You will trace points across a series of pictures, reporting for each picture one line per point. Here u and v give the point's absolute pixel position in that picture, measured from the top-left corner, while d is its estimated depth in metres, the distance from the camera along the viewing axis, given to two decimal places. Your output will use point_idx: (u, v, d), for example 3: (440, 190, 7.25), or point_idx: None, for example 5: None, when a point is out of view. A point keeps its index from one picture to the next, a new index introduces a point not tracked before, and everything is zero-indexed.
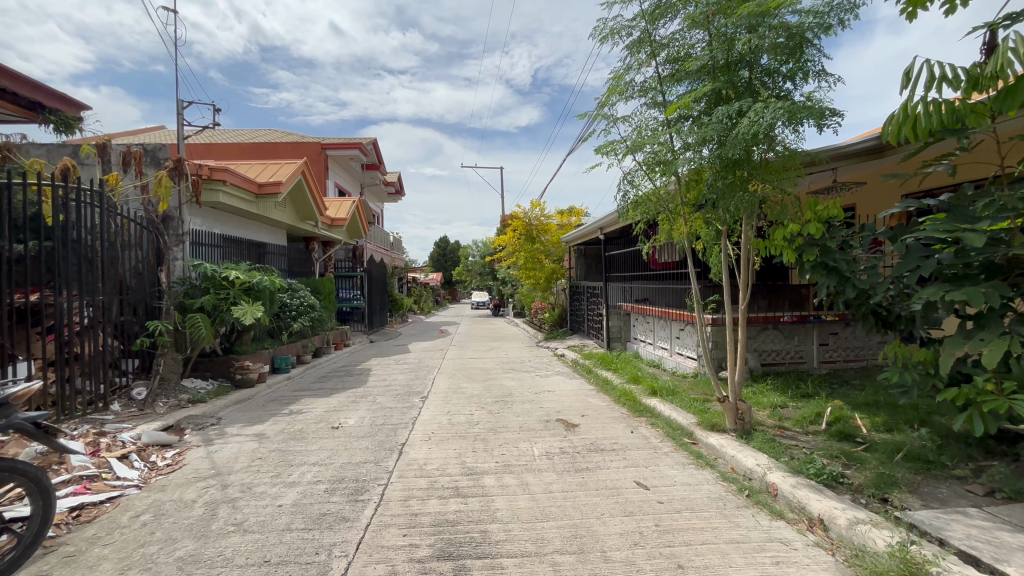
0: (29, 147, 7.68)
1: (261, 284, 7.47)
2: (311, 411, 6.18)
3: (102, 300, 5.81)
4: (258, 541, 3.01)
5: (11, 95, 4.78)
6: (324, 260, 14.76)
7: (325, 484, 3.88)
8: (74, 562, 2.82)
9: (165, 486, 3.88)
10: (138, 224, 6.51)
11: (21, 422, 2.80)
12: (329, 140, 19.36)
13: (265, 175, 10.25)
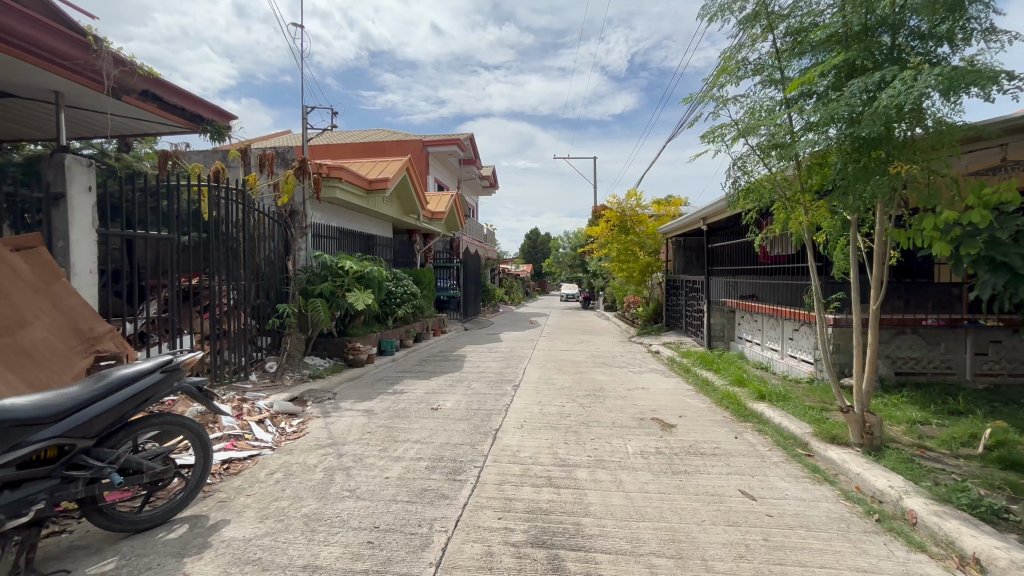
0: (192, 154, 9.08)
1: (371, 273, 8.13)
2: (413, 392, 6.62)
3: (244, 285, 6.71)
4: (369, 508, 3.30)
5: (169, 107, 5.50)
6: (424, 252, 15.63)
7: (425, 461, 4.13)
8: (225, 507, 3.32)
9: (293, 449, 4.40)
10: (272, 218, 7.40)
11: (188, 386, 3.32)
12: (430, 137, 20.39)
13: (374, 172, 11.09)
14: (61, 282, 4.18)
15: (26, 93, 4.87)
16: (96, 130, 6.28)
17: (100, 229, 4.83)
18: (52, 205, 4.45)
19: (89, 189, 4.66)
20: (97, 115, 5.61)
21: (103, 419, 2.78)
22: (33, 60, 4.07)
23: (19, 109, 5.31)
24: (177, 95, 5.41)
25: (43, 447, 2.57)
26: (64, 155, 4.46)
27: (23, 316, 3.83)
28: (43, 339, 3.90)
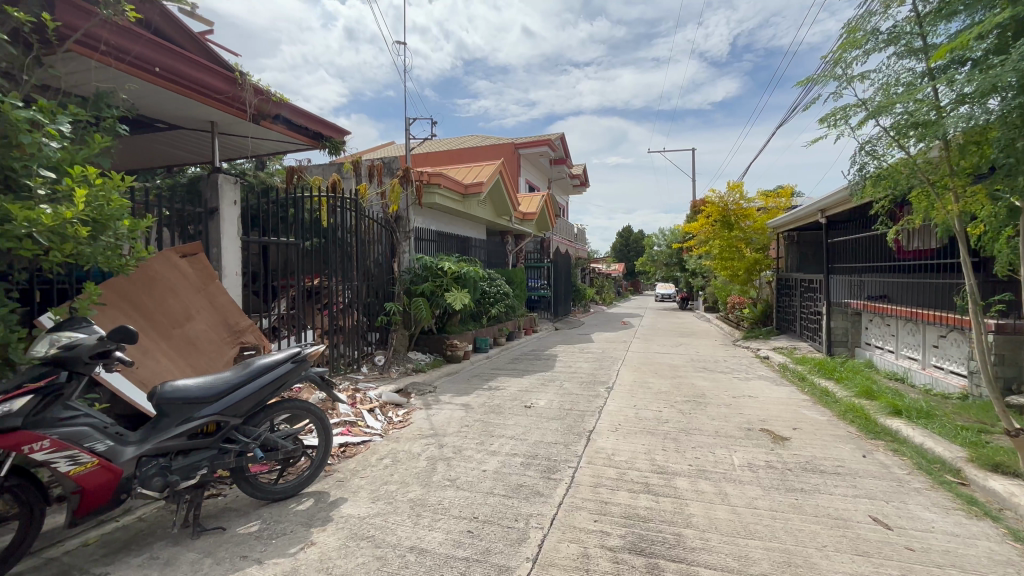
0: (313, 168, 10.16)
1: (467, 273, 8.50)
2: (507, 389, 6.79)
3: (356, 285, 7.37)
4: (468, 498, 3.45)
5: (297, 127, 6.21)
6: (516, 252, 15.92)
7: (521, 458, 4.22)
8: (343, 486, 3.67)
9: (399, 438, 4.74)
10: (380, 224, 8.03)
11: (313, 375, 3.72)
12: (521, 139, 20.73)
13: (469, 177, 11.56)
14: (215, 282, 4.92)
15: (189, 124, 5.80)
16: (239, 153, 7.28)
17: (243, 237, 5.60)
18: (209, 218, 5.25)
19: (235, 205, 5.44)
20: (241, 139, 6.52)
21: (249, 401, 3.23)
22: (195, 96, 4.86)
23: (185, 138, 6.34)
24: (301, 114, 6.06)
25: (206, 422, 3.05)
26: (217, 175, 5.24)
27: (190, 312, 4.57)
28: (202, 331, 4.62)
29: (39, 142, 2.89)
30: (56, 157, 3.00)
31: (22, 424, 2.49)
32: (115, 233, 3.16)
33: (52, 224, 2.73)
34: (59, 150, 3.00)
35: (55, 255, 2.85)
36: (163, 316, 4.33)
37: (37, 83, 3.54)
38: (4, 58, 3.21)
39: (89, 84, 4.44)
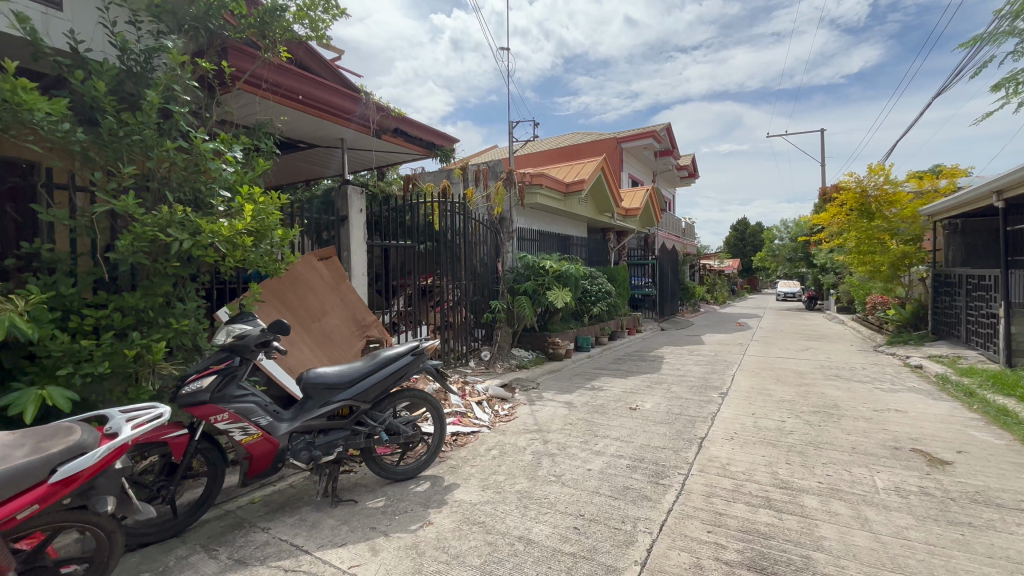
0: (425, 175, 10.92)
1: (568, 272, 8.66)
2: (611, 390, 6.68)
3: (463, 284, 7.78)
4: (574, 496, 3.48)
5: (414, 139, 6.75)
6: (618, 249, 15.56)
7: (626, 460, 4.14)
8: (455, 472, 3.92)
9: (505, 431, 4.93)
10: (485, 225, 8.38)
11: (429, 367, 4.01)
12: (625, 133, 20.16)
13: (570, 175, 11.55)
14: (346, 282, 5.55)
15: (324, 143, 6.59)
16: (364, 165, 8.09)
17: (368, 242, 6.22)
18: (340, 226, 5.91)
19: (362, 213, 6.05)
20: (366, 153, 7.24)
21: (375, 388, 3.60)
22: (332, 120, 5.57)
23: (321, 156, 7.22)
24: (416, 127, 6.57)
25: (341, 405, 3.46)
26: (346, 186, 5.88)
27: (325, 308, 5.20)
28: (335, 325, 5.23)
29: (220, 168, 3.53)
30: (231, 179, 3.64)
31: (209, 399, 3.04)
32: (271, 242, 3.72)
33: (229, 235, 3.31)
34: (233, 173, 3.63)
35: (230, 260, 3.46)
36: (306, 312, 4.97)
37: (216, 119, 4.30)
38: (195, 101, 3.95)
39: (251, 115, 5.27)
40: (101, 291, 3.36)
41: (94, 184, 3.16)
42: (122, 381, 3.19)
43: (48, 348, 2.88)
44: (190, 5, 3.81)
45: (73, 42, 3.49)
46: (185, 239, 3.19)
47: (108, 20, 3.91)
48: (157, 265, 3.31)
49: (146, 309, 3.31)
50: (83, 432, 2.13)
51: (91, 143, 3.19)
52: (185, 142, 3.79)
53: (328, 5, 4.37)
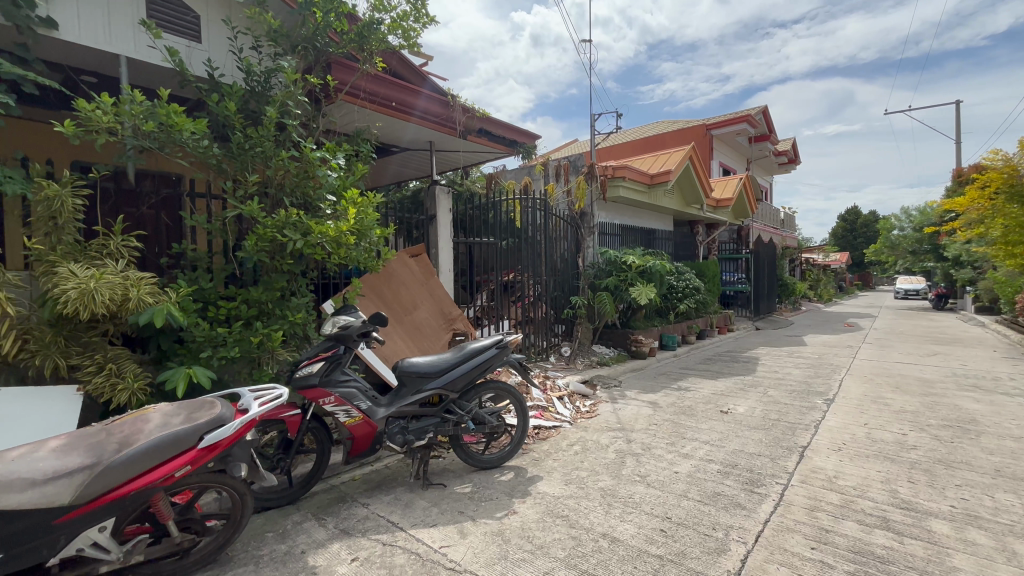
0: (507, 173, 11.12)
1: (653, 267, 8.35)
2: (699, 391, 6.36)
3: (544, 280, 7.83)
4: (660, 498, 3.37)
5: (498, 137, 6.91)
6: (707, 243, 14.71)
7: (717, 465, 3.93)
8: (538, 465, 3.98)
9: (587, 427, 4.90)
10: (566, 221, 8.36)
11: (513, 360, 4.09)
12: (715, 119, 18.95)
13: (656, 166, 11.11)
14: (434, 278, 5.82)
15: (414, 146, 6.97)
16: (450, 166, 8.43)
17: (454, 239, 6.47)
18: (428, 224, 6.22)
19: (448, 212, 6.31)
20: (452, 154, 7.53)
21: (462, 379, 3.76)
22: (423, 124, 5.84)
23: (411, 158, 7.63)
24: (500, 126, 6.73)
25: (431, 394, 3.66)
26: (435, 187, 6.17)
27: (416, 301, 5.51)
28: (424, 318, 5.52)
29: (326, 174, 3.88)
30: (335, 184, 3.97)
31: (318, 382, 3.37)
32: (370, 240, 4.02)
33: (334, 235, 3.65)
34: (337, 178, 3.94)
35: (334, 258, 3.80)
36: (398, 305, 5.30)
37: (323, 129, 4.72)
38: (305, 114, 4.38)
39: (351, 123, 5.72)
40: (231, 285, 3.86)
41: (226, 192, 3.63)
42: (248, 365, 3.64)
43: (193, 334, 3.37)
44: (302, 27, 4.27)
45: (209, 68, 4.02)
46: (298, 239, 3.57)
47: (235, 46, 4.44)
48: (275, 263, 3.72)
49: (267, 301, 3.75)
50: (222, 407, 2.47)
51: (224, 156, 3.66)
52: (298, 151, 4.21)
53: (419, 15, 4.61)
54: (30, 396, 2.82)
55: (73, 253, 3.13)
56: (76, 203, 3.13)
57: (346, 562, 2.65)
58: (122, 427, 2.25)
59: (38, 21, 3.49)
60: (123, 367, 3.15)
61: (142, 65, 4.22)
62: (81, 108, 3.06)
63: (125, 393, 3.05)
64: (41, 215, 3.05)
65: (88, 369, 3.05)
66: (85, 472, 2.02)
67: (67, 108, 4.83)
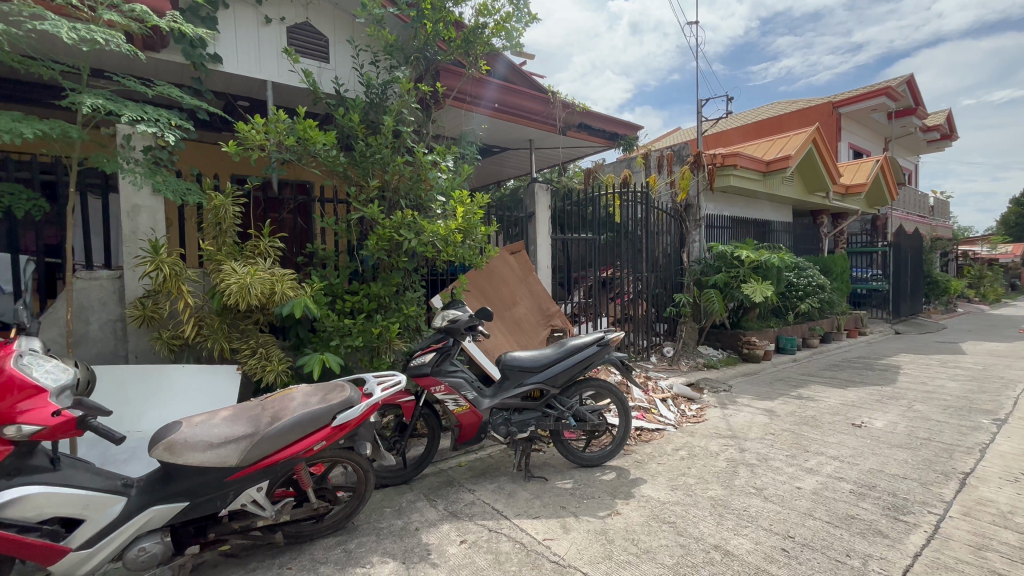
0: (605, 167, 10.89)
1: (769, 262, 7.67)
2: (824, 400, 5.70)
3: (645, 276, 7.53)
4: (781, 514, 3.09)
5: (599, 131, 6.78)
6: (834, 235, 13.09)
7: (850, 484, 3.50)
8: (641, 467, 3.86)
9: (694, 432, 4.64)
10: (669, 215, 7.97)
11: (615, 358, 4.00)
12: (845, 95, 16.76)
13: (772, 152, 10.13)
14: (533, 274, 5.89)
15: (515, 145, 7.11)
16: (548, 163, 8.47)
17: (553, 235, 6.50)
18: (528, 221, 6.30)
19: (547, 208, 6.36)
20: (551, 151, 7.55)
21: (563, 375, 3.77)
22: (522, 122, 5.93)
23: (511, 157, 7.79)
24: (601, 119, 6.59)
25: (533, 388, 3.72)
26: (534, 184, 6.24)
27: (516, 297, 5.62)
28: (524, 314, 5.62)
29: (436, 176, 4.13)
30: (444, 185, 4.20)
31: (429, 371, 3.59)
32: (476, 238, 4.21)
33: (444, 233, 3.89)
34: (446, 180, 4.22)
35: (443, 255, 4.03)
36: (500, 301, 5.46)
37: (432, 133, 5.02)
38: (417, 121, 4.68)
39: (456, 127, 6.00)
40: (355, 281, 4.26)
41: (350, 197, 4.01)
42: (368, 353, 4.00)
43: (324, 324, 3.78)
44: (414, 39, 4.56)
45: (336, 85, 4.47)
46: (412, 238, 3.85)
47: (357, 63, 4.88)
48: (391, 260, 4.04)
49: (385, 296, 4.09)
50: (351, 390, 2.75)
51: (348, 163, 4.04)
52: (410, 155, 4.52)
53: (522, 15, 4.68)
54: (204, 370, 3.37)
55: (234, 253, 3.68)
56: (235, 211, 3.67)
57: (456, 543, 2.80)
58: (273, 403, 2.59)
59: (207, 57, 4.14)
60: (270, 351, 3.64)
61: (283, 87, 4.81)
62: (240, 129, 3.58)
63: (272, 374, 3.53)
64: (210, 221, 3.63)
65: (245, 351, 3.56)
66: (247, 439, 2.37)
67: (227, 130, 5.68)
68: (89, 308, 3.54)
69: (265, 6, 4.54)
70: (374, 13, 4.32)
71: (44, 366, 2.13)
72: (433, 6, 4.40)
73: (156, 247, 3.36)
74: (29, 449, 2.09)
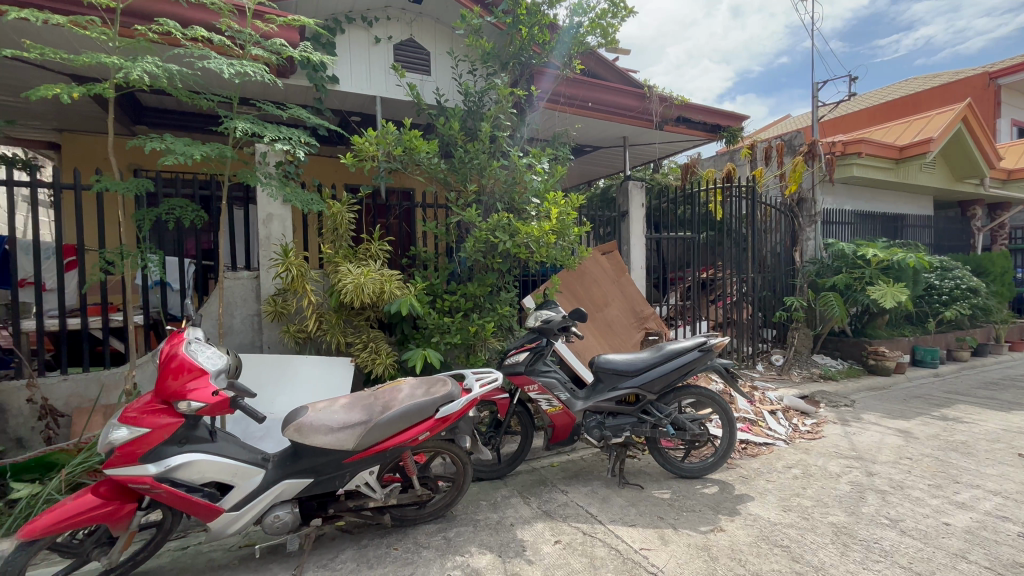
0: (705, 161, 10.29)
1: (904, 262, 6.68)
2: (979, 424, 4.84)
3: (751, 278, 6.95)
4: (923, 552, 2.69)
5: (699, 123, 6.41)
6: (991, 229, 11.07)
7: (1016, 526, 2.94)
8: (748, 483, 3.58)
9: (809, 450, 4.20)
10: (778, 210, 7.31)
11: (719, 365, 3.74)
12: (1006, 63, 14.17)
13: (907, 136, 8.86)
14: (627, 275, 5.73)
15: (608, 143, 6.98)
16: (642, 160, 8.20)
17: (647, 234, 6.26)
18: (621, 220, 6.15)
19: (642, 207, 6.15)
20: (646, 147, 7.30)
21: (661, 380, 3.62)
22: (616, 119, 5.81)
23: (604, 155, 7.66)
24: (701, 111, 6.24)
25: (629, 392, 3.61)
26: (628, 183, 6.07)
27: (608, 299, 5.51)
28: (617, 315, 5.49)
29: (530, 178, 4.20)
30: (538, 187, 4.25)
31: (524, 370, 3.64)
32: (570, 238, 4.20)
33: (538, 235, 3.94)
34: (540, 182, 4.24)
35: (537, 256, 4.09)
36: (592, 302, 5.38)
37: (526, 136, 5.10)
38: (512, 125, 4.79)
39: (549, 128, 6.04)
40: (452, 281, 4.46)
41: (450, 201, 4.22)
42: (465, 350, 4.18)
43: (426, 321, 4.02)
44: (510, 45, 4.66)
45: (437, 96, 4.72)
46: (507, 240, 3.95)
47: (456, 73, 5.12)
48: (487, 261, 4.19)
49: (480, 296, 4.25)
50: (452, 384, 2.88)
51: (448, 170, 4.25)
52: (505, 159, 4.64)
53: (618, 10, 4.58)
54: (323, 361, 3.76)
55: (350, 255, 4.03)
56: (350, 217, 4.04)
57: (551, 543, 2.81)
58: (384, 393, 2.80)
59: (327, 79, 4.59)
60: (379, 345, 3.94)
61: (390, 101, 5.19)
62: (355, 142, 3.91)
63: (381, 366, 3.83)
64: (330, 227, 4.03)
65: (358, 345, 3.90)
66: (362, 426, 2.59)
67: (342, 144, 6.24)
68: (235, 304, 4.10)
69: (376, 27, 4.93)
70: (473, 24, 4.49)
71: (205, 352, 2.52)
72: (528, 11, 4.47)
73: (287, 251, 3.82)
74: (194, 422, 2.47)
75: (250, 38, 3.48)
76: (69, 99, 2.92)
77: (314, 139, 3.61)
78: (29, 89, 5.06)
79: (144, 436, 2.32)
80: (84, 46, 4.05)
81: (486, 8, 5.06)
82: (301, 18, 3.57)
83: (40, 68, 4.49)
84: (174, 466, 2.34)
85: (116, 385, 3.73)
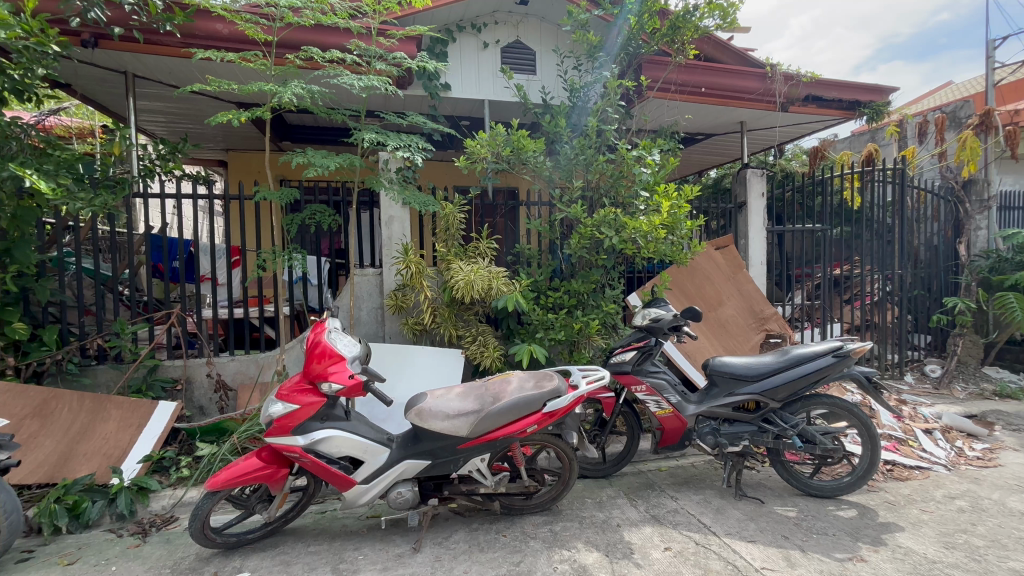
0: (839, 143, 9.12)
1: None
2: None
3: (899, 275, 6.01)
4: None
5: (834, 101, 5.66)
6: None
7: None
8: (895, 511, 3.12)
9: (980, 480, 3.53)
10: (936, 195, 6.23)
11: (858, 374, 3.29)
12: None
13: None
14: (744, 271, 5.28)
15: (722, 130, 6.50)
16: (762, 146, 7.50)
17: (769, 228, 5.71)
18: (738, 212, 5.69)
19: (763, 197, 5.61)
20: (766, 131, 6.67)
21: (786, 388, 3.29)
22: (732, 103, 5.39)
23: (718, 143, 7.13)
24: (835, 88, 5.53)
25: (747, 399, 3.34)
26: (746, 171, 5.59)
27: (722, 296, 5.14)
28: (732, 315, 5.09)
29: (639, 172, 4.07)
30: (647, 181, 4.10)
31: (630, 369, 3.53)
32: (680, 233, 3.99)
33: (646, 230, 3.82)
34: (650, 175, 4.08)
35: (645, 252, 3.96)
36: (704, 300, 5.06)
37: (634, 128, 4.95)
38: (620, 117, 4.67)
39: (657, 119, 5.79)
40: (556, 278, 4.48)
41: (555, 198, 4.25)
42: (568, 347, 4.19)
43: (531, 317, 4.11)
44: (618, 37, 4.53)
45: (543, 94, 4.76)
46: (614, 236, 3.88)
47: (561, 70, 5.14)
48: (592, 258, 4.16)
49: (584, 292, 4.24)
50: (559, 379, 2.90)
51: (554, 167, 4.29)
52: (612, 153, 4.54)
53: None
54: (437, 352, 4.02)
55: (460, 253, 4.25)
56: (460, 216, 4.26)
57: (660, 549, 2.71)
58: (494, 385, 2.92)
59: (440, 87, 4.88)
60: (487, 339, 4.12)
61: (497, 103, 5.36)
62: (467, 146, 4.09)
63: (489, 359, 4.00)
64: (442, 227, 4.29)
65: (468, 338, 4.12)
66: (475, 415, 2.72)
67: (453, 148, 6.59)
68: (362, 298, 4.54)
69: (485, 32, 5.11)
70: (580, 19, 4.43)
71: (343, 339, 2.81)
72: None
73: (407, 250, 4.15)
74: (333, 402, 2.80)
75: (375, 53, 3.77)
76: (238, 123, 3.45)
77: (430, 145, 3.85)
78: (206, 117, 6.10)
79: (295, 412, 2.68)
80: (246, 77, 4.77)
81: (593, 1, 4.98)
82: (418, 30, 3.84)
83: (215, 99, 5.38)
84: (318, 439, 2.68)
85: (270, 365, 4.36)
